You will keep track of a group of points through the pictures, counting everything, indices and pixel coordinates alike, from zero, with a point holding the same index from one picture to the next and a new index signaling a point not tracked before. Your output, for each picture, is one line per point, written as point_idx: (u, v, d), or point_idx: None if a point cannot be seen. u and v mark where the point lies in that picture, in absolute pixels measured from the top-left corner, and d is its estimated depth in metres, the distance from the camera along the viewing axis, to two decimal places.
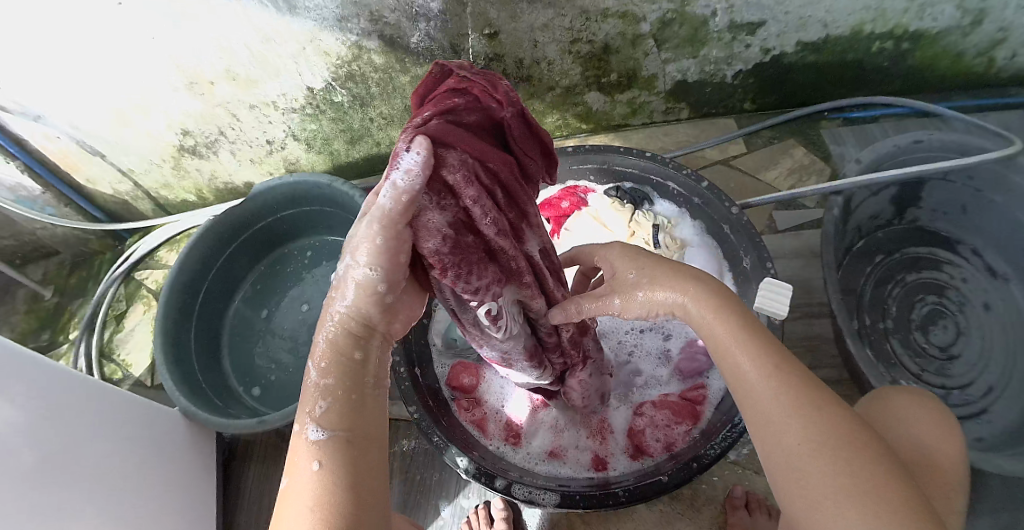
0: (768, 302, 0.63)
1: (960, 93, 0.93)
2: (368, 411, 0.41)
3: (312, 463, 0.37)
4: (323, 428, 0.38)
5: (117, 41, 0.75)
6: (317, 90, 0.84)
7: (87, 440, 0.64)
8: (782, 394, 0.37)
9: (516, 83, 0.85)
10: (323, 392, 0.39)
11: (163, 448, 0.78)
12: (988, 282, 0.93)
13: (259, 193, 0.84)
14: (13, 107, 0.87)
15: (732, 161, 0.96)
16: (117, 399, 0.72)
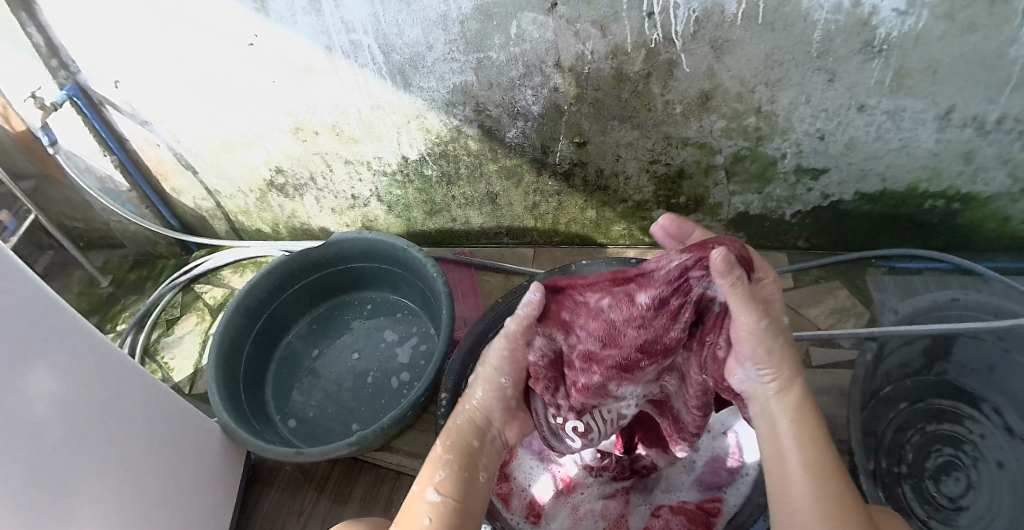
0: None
1: (1002, 255, 0.98)
2: (474, 490, 0.53)
3: (427, 516, 0.49)
4: (440, 491, 0.50)
5: (241, 80, 0.85)
6: (410, 160, 0.91)
7: (114, 424, 0.64)
8: (821, 503, 0.41)
9: (592, 190, 0.91)
10: (443, 465, 0.53)
11: (183, 443, 0.78)
12: (1006, 442, 0.93)
13: (338, 241, 0.90)
14: (127, 110, 0.99)
15: (779, 293, 1.00)
16: (147, 387, 0.72)
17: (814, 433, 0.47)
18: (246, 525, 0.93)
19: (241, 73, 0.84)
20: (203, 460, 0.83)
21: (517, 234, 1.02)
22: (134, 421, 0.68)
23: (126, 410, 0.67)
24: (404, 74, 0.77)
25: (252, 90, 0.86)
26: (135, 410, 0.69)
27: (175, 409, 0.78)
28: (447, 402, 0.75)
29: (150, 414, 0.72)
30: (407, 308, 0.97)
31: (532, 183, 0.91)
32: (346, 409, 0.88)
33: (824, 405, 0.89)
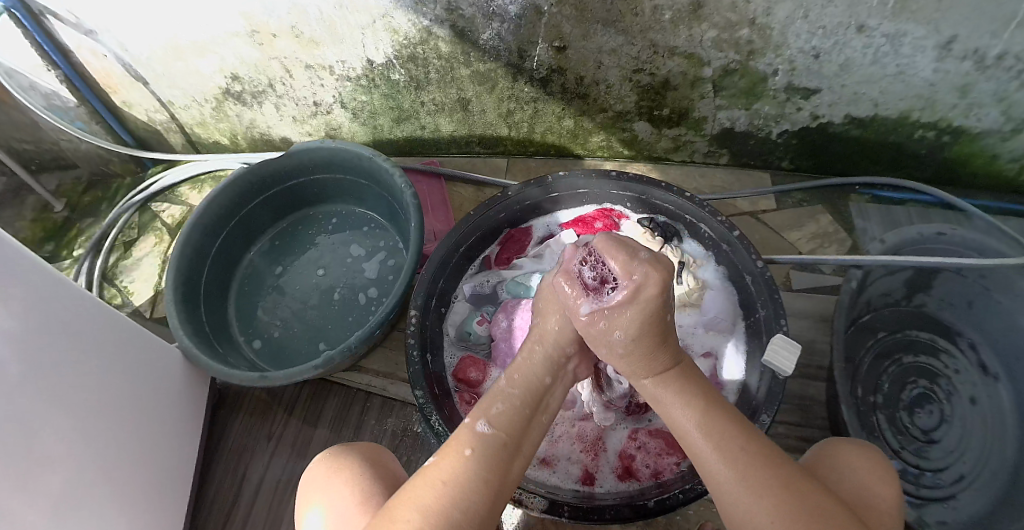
0: (775, 354, 0.64)
1: (987, 193, 0.95)
2: (525, 426, 0.49)
3: (467, 448, 0.46)
4: (490, 422, 0.47)
5: None
6: (376, 64, 0.85)
7: (80, 364, 0.61)
8: (754, 493, 0.42)
9: (571, 98, 0.86)
10: (501, 396, 0.50)
11: (151, 370, 0.75)
12: (978, 378, 0.94)
13: (300, 152, 0.84)
14: (70, 18, 0.87)
15: (760, 215, 0.98)
16: (118, 326, 0.69)
17: (678, 384, 0.50)
18: (215, 452, 0.88)
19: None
20: (174, 387, 0.80)
21: (488, 136, 0.97)
22: (95, 354, 0.64)
23: (85, 343, 0.63)
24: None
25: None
26: (95, 341, 0.65)
27: (140, 336, 0.74)
28: (417, 315, 0.69)
29: (114, 345, 0.68)
30: (374, 222, 0.93)
31: (506, 89, 0.85)
32: (311, 328, 0.85)
33: (802, 331, 0.88)
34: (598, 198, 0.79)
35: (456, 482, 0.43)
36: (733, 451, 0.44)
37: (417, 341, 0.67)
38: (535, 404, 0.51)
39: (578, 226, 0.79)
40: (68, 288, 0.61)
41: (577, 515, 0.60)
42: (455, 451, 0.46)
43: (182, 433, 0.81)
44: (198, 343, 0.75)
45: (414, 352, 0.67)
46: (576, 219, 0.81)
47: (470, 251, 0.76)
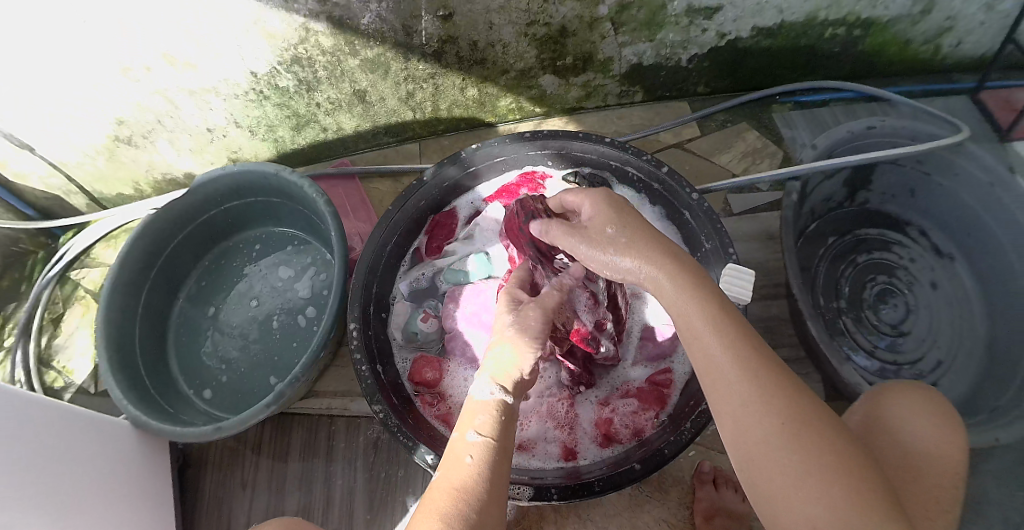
0: (731, 284, 0.61)
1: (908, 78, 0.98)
2: (512, 431, 0.46)
3: (467, 457, 0.42)
4: (481, 431, 0.44)
5: (65, 36, 0.69)
6: (261, 75, 0.80)
7: (55, 470, 0.59)
8: (753, 383, 0.40)
9: (469, 66, 0.82)
10: (484, 407, 0.46)
11: (130, 461, 0.72)
12: (935, 261, 0.97)
13: (202, 185, 0.79)
14: None
15: (686, 144, 0.96)
16: (90, 426, 0.67)
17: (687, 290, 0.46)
18: (192, 513, 0.81)
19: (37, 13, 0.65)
20: (152, 470, 0.76)
21: (393, 124, 0.94)
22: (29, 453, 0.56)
23: (12, 441, 0.54)
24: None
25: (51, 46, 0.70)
26: (15, 432, 0.55)
27: (74, 416, 0.65)
28: (357, 328, 0.64)
29: (75, 446, 0.63)
30: (298, 238, 0.89)
31: (400, 71, 0.81)
32: (258, 362, 0.81)
33: (754, 251, 0.88)
34: (517, 162, 0.75)
35: (503, 457, 0.43)
36: (755, 376, 0.40)
37: (363, 355, 0.63)
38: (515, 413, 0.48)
39: (504, 197, 0.76)
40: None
41: (567, 495, 0.57)
42: (503, 418, 0.46)
43: (157, 505, 0.75)
44: (145, 409, 0.70)
45: (362, 367, 0.62)
46: (499, 190, 0.77)
47: (399, 246, 0.72)
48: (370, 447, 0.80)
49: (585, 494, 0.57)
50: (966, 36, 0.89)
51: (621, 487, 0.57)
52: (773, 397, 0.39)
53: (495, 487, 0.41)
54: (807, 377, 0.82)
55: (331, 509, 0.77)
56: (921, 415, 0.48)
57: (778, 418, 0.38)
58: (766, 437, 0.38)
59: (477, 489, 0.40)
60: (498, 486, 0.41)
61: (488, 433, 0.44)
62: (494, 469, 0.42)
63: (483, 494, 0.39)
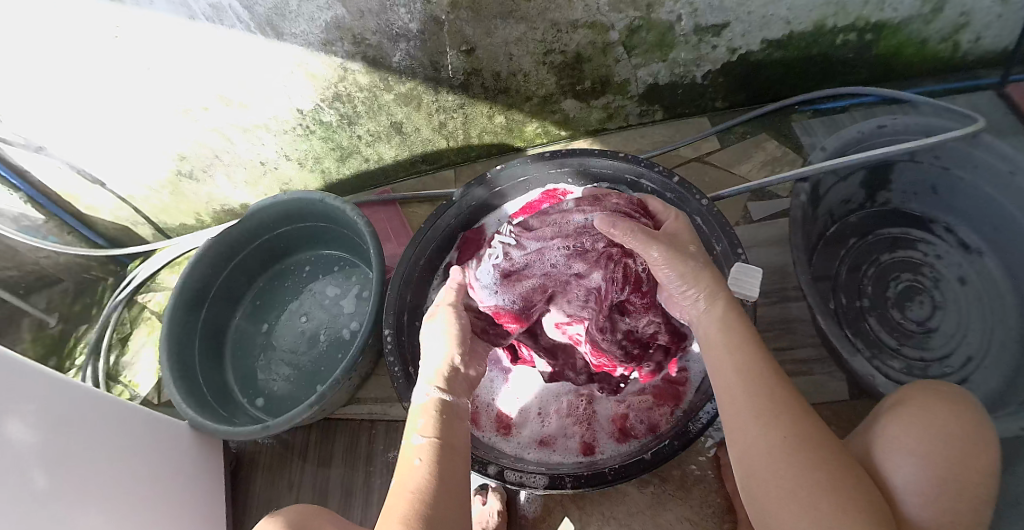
0: (738, 281, 0.65)
1: (929, 78, 0.99)
2: (452, 429, 0.56)
3: (417, 458, 0.51)
4: (424, 433, 0.54)
5: (122, 75, 0.78)
6: (306, 111, 0.88)
7: (115, 464, 0.66)
8: (785, 415, 0.46)
9: (494, 96, 0.89)
10: (424, 412, 0.56)
11: (182, 459, 0.79)
12: (963, 257, 0.97)
13: (254, 213, 0.87)
14: (16, 140, 0.88)
15: (706, 158, 0.99)
16: (147, 425, 0.75)
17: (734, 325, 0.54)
18: (243, 511, 0.88)
19: (105, 60, 0.75)
20: (203, 470, 0.83)
21: (430, 152, 1.01)
22: (86, 447, 0.63)
23: (78, 436, 0.62)
24: (270, 23, 0.71)
25: (121, 88, 0.81)
26: (81, 429, 0.63)
27: (129, 412, 0.72)
28: (391, 333, 0.71)
29: (133, 445, 0.71)
30: (341, 258, 0.97)
31: (431, 103, 0.88)
32: (308, 374, 0.88)
33: (774, 255, 0.91)
34: (539, 181, 0.79)
35: (446, 453, 0.52)
36: (768, 397, 0.47)
37: (396, 358, 0.69)
38: (447, 409, 0.57)
39: (527, 214, 0.79)
40: (35, 392, 0.58)
41: (580, 483, 0.62)
42: (441, 419, 0.56)
43: (207, 503, 0.82)
44: (202, 411, 0.78)
45: (395, 368, 0.69)
46: (523, 207, 0.80)
47: (433, 261, 0.79)
48: (406, 450, 0.85)
49: (598, 483, 0.62)
50: (985, 31, 0.90)
51: (632, 477, 0.61)
52: (787, 417, 0.46)
53: (442, 481, 0.49)
54: (831, 377, 0.84)
55: (370, 506, 0.83)
56: (946, 426, 0.48)
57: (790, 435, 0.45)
58: (773, 447, 0.45)
59: (424, 484, 0.48)
60: (449, 483, 0.49)
61: (430, 434, 0.54)
62: (439, 465, 0.51)
63: (429, 490, 0.48)
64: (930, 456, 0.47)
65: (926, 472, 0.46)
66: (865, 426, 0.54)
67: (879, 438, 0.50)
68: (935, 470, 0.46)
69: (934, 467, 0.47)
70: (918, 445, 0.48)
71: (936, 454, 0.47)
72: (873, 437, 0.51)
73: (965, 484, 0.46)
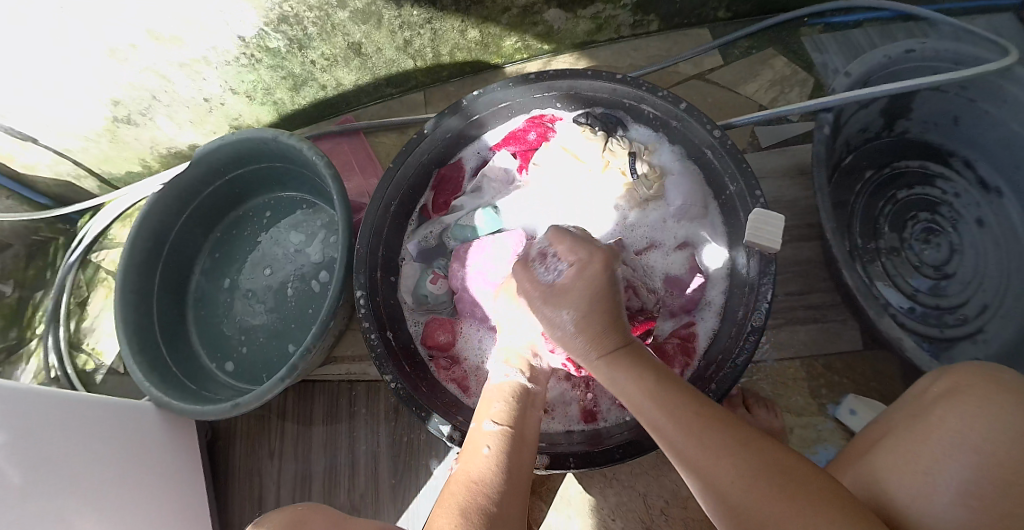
0: (762, 231, 0.57)
1: None
2: (528, 420, 0.50)
3: (485, 447, 0.46)
4: (496, 421, 0.48)
5: (30, 20, 0.65)
6: (249, 39, 0.76)
7: (87, 458, 0.60)
8: (720, 431, 0.39)
9: (467, 7, 0.78)
10: (496, 397, 0.51)
11: (160, 442, 0.73)
12: (981, 197, 0.90)
13: (203, 156, 0.76)
14: None
15: (708, 75, 0.89)
16: (118, 411, 0.68)
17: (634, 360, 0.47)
18: (227, 485, 0.82)
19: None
20: (184, 450, 0.77)
21: (396, 74, 0.90)
22: (61, 445, 0.57)
23: (40, 435, 0.55)
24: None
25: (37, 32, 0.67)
26: (40, 425, 0.56)
27: (99, 404, 0.66)
28: (364, 295, 0.62)
29: (106, 434, 0.64)
30: (305, 202, 0.87)
31: (393, 19, 0.77)
32: (275, 333, 0.81)
33: (782, 189, 0.83)
34: (524, 107, 0.71)
35: (519, 443, 0.47)
36: (695, 412, 0.41)
37: (371, 323, 0.61)
38: (527, 400, 0.52)
39: (512, 144, 0.73)
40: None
41: (586, 460, 0.56)
42: (517, 407, 0.50)
43: (192, 482, 0.77)
44: (167, 388, 0.71)
45: (371, 334, 0.61)
46: (506, 137, 0.74)
47: (405, 203, 0.70)
48: (390, 412, 0.80)
49: (605, 460, 0.55)
50: None
51: (646, 453, 0.55)
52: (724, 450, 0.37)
53: (513, 472, 0.44)
54: (844, 324, 0.78)
55: (357, 476, 0.78)
56: (1014, 420, 0.40)
57: (741, 457, 0.37)
58: (729, 483, 0.36)
59: (493, 475, 0.43)
60: (516, 473, 0.44)
61: (502, 421, 0.48)
62: (512, 453, 0.46)
63: (497, 480, 0.42)
64: (990, 453, 0.40)
65: (980, 473, 0.40)
66: (911, 410, 0.47)
67: (930, 429, 0.43)
68: (991, 471, 0.39)
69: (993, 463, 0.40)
70: (977, 439, 0.41)
71: (991, 458, 0.40)
72: (921, 426, 0.44)
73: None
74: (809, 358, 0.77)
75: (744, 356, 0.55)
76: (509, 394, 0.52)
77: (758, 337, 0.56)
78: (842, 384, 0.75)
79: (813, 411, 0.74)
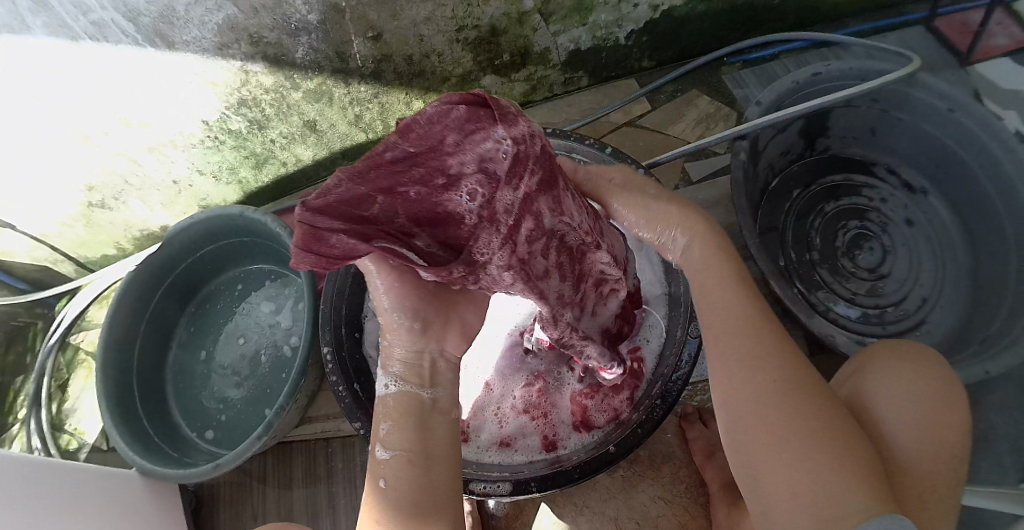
0: None
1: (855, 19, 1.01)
2: (427, 428, 0.50)
3: (381, 482, 0.46)
4: (387, 449, 0.47)
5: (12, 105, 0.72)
6: (213, 122, 0.83)
7: (70, 524, 0.62)
8: (752, 348, 0.43)
9: (409, 80, 0.85)
10: (385, 419, 0.50)
11: (143, 510, 0.74)
12: (908, 198, 0.98)
13: (174, 236, 0.81)
14: None
15: (638, 121, 0.97)
16: (96, 479, 0.69)
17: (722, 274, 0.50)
18: None
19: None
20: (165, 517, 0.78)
21: (350, 146, 0.96)
22: (44, 512, 0.59)
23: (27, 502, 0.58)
24: (158, 33, 0.67)
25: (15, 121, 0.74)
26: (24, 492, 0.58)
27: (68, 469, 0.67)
28: (330, 350, 0.69)
29: (87, 503, 0.66)
30: (271, 273, 0.92)
31: (343, 96, 0.84)
32: (253, 398, 0.84)
33: (716, 216, 0.90)
34: None
35: (416, 465, 0.47)
36: (746, 331, 0.45)
37: (338, 377, 0.67)
38: (423, 410, 0.51)
39: None
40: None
41: (547, 484, 0.62)
42: (411, 423, 0.49)
43: None
44: (150, 457, 0.74)
45: (338, 387, 0.67)
46: None
47: None
48: (369, 462, 0.83)
49: (564, 482, 0.62)
50: None
51: (601, 470, 0.62)
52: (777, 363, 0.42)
53: (420, 499, 0.44)
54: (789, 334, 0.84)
55: (342, 528, 0.80)
56: (916, 383, 0.52)
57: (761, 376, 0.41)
58: (759, 394, 0.41)
59: (392, 512, 0.44)
60: (424, 493, 0.45)
61: (393, 446, 0.47)
62: (414, 477, 0.46)
63: (395, 519, 0.43)
64: (906, 412, 0.51)
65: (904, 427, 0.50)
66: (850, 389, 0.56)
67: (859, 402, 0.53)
68: (913, 425, 0.50)
69: (911, 421, 0.50)
70: (900, 403, 0.51)
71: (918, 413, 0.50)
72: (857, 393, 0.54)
73: (941, 438, 0.50)
74: None
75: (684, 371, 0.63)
76: (398, 408, 0.50)
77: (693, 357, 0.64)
78: None
79: None
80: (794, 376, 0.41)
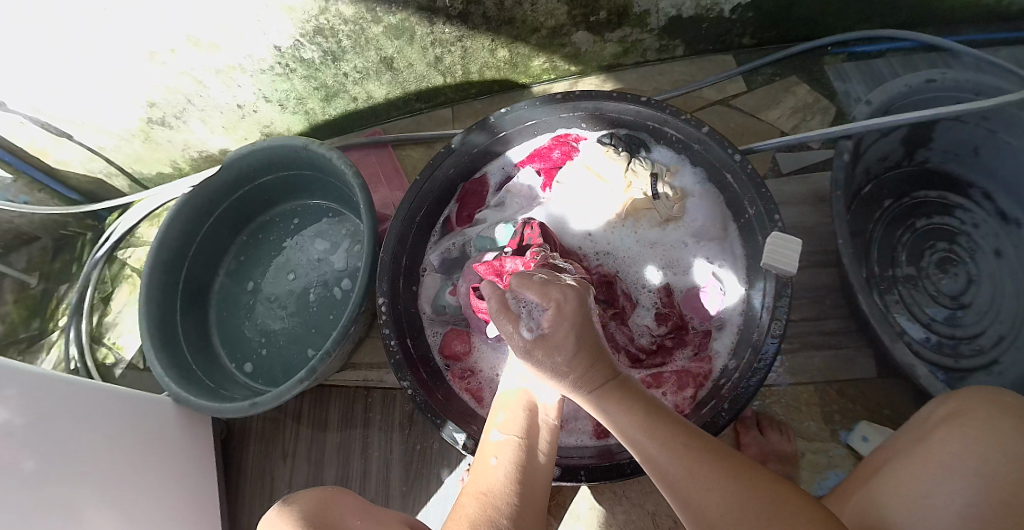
0: (775, 255, 0.58)
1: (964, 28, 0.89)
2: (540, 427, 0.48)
3: (491, 458, 0.45)
4: (502, 431, 0.47)
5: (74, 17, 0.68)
6: (285, 49, 0.79)
7: (101, 447, 0.61)
8: (686, 441, 0.40)
9: (497, 27, 0.80)
10: (502, 407, 0.50)
11: (174, 438, 0.74)
12: (999, 228, 0.89)
13: (235, 159, 0.79)
14: None
15: (731, 101, 0.90)
16: (132, 404, 0.69)
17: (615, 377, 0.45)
18: (237, 484, 0.83)
19: None
20: (193, 446, 0.78)
21: (426, 89, 0.92)
22: (74, 433, 0.58)
23: (58, 421, 0.56)
24: None
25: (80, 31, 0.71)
26: (60, 413, 0.57)
27: (114, 393, 0.66)
28: (386, 302, 0.64)
29: (122, 427, 0.65)
30: (330, 210, 0.90)
31: (425, 36, 0.80)
32: (295, 336, 0.83)
33: (799, 214, 0.84)
34: (550, 126, 0.73)
35: (530, 453, 0.46)
36: (672, 435, 0.41)
37: (391, 329, 0.63)
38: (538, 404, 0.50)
39: (537, 161, 0.75)
40: (15, 377, 0.53)
41: (597, 475, 0.57)
42: (530, 415, 0.48)
43: (202, 481, 0.77)
44: (184, 385, 0.71)
45: (390, 341, 0.62)
46: (531, 154, 0.75)
47: (430, 212, 0.72)
48: (403, 420, 0.81)
49: (616, 475, 0.57)
50: None
51: None
52: (717, 475, 0.38)
53: (527, 488, 0.43)
54: (858, 351, 0.78)
55: (366, 480, 0.79)
56: (1012, 444, 0.41)
57: (730, 482, 0.38)
58: (724, 506, 0.36)
59: (504, 486, 0.43)
60: (530, 482, 0.44)
61: (512, 431, 0.47)
62: (526, 464, 0.45)
63: (509, 492, 0.42)
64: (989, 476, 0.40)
65: (981, 494, 0.39)
66: (917, 436, 0.47)
67: (930, 454, 0.44)
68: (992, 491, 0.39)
69: (991, 485, 0.40)
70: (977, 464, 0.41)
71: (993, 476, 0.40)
72: (920, 448, 0.45)
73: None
74: (824, 385, 0.77)
75: (758, 378, 0.56)
76: (522, 402, 0.49)
77: (771, 363, 0.56)
78: (856, 411, 0.75)
79: (826, 437, 0.74)
80: (757, 491, 0.37)
